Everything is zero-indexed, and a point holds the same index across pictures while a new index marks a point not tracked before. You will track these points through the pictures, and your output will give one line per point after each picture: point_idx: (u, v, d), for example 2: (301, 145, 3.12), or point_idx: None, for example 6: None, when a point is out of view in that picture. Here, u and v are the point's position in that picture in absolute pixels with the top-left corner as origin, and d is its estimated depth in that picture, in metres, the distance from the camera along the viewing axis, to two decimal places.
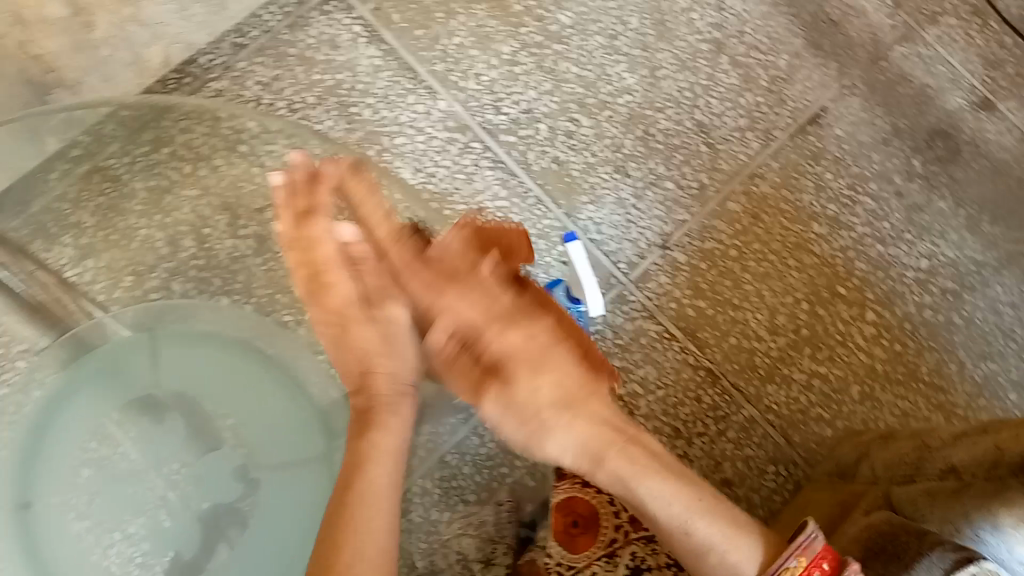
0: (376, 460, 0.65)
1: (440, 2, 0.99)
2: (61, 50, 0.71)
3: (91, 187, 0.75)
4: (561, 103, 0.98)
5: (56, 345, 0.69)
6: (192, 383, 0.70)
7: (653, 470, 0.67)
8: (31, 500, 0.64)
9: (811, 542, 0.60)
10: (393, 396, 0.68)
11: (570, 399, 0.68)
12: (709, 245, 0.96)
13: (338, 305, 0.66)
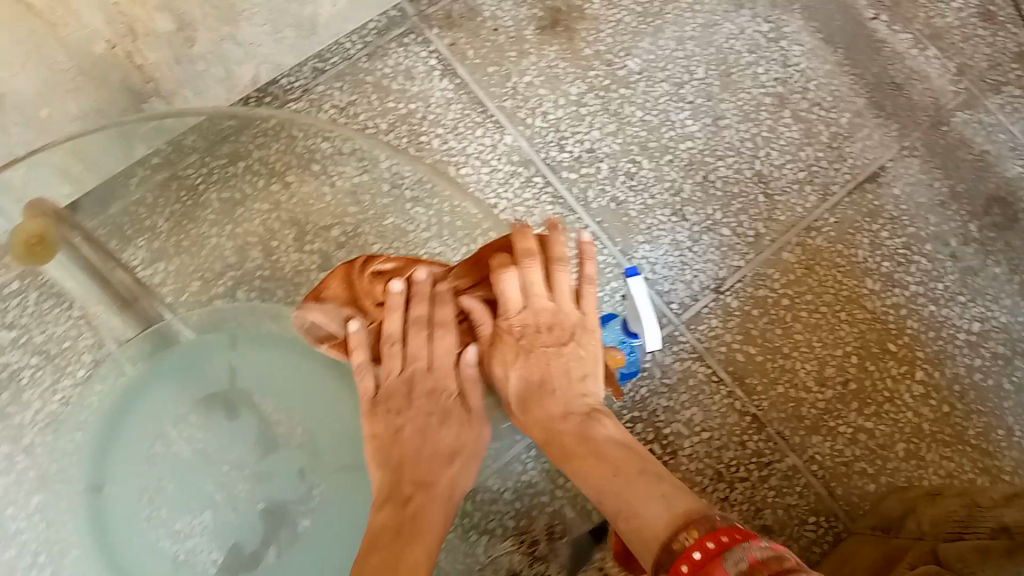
0: (416, 544, 0.58)
1: (514, 43, 1.03)
2: (161, 62, 0.75)
3: (168, 194, 0.86)
4: (624, 144, 1.01)
5: (141, 336, 0.73)
6: (259, 384, 0.71)
7: (605, 459, 0.62)
8: (100, 484, 0.67)
9: (711, 519, 0.52)
10: (432, 467, 0.63)
11: (548, 397, 0.65)
12: (762, 293, 0.97)
13: (399, 396, 0.64)
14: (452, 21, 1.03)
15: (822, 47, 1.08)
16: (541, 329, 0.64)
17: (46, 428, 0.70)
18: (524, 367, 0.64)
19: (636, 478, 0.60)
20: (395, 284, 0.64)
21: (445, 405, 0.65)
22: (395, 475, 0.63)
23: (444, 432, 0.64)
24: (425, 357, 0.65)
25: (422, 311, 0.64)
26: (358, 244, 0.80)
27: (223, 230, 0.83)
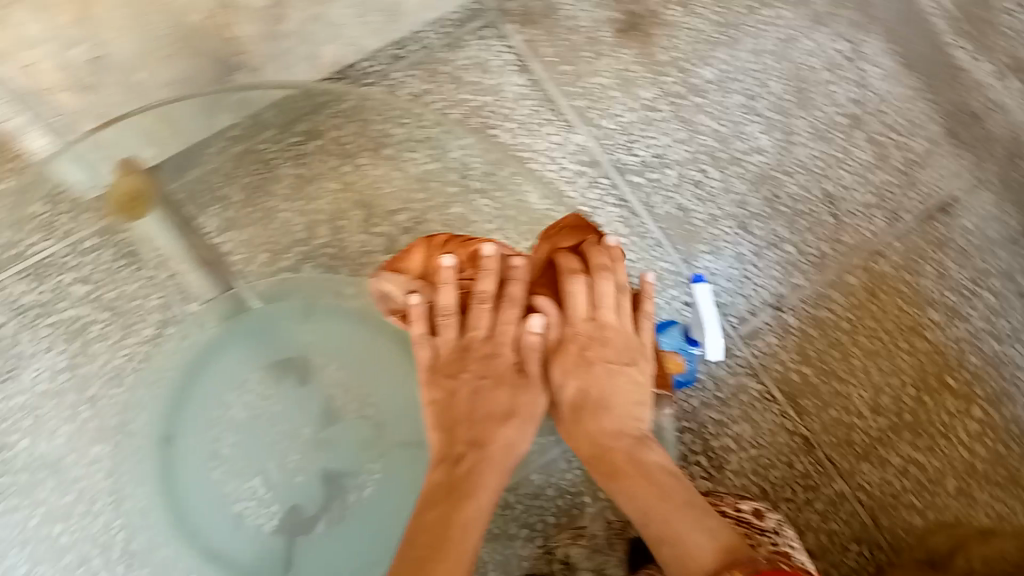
0: (469, 502, 0.59)
1: (590, 43, 1.04)
2: (253, 37, 0.77)
3: (243, 167, 0.82)
4: (693, 153, 1.00)
5: (218, 298, 0.76)
6: (329, 356, 0.74)
7: (657, 482, 0.61)
8: (174, 436, 0.71)
9: (756, 562, 0.55)
10: (485, 435, 0.63)
11: (606, 401, 0.64)
12: (822, 314, 0.96)
13: (455, 365, 0.64)
14: (531, 17, 1.04)
15: (902, 71, 1.06)
16: (606, 337, 0.65)
17: (111, 381, 0.74)
18: (585, 374, 0.64)
19: (689, 512, 0.60)
20: (450, 258, 0.64)
21: (500, 370, 0.64)
22: (450, 435, 0.63)
23: (498, 392, 0.64)
24: (485, 328, 0.65)
25: (488, 286, 0.64)
26: (423, 232, 0.79)
27: (296, 204, 0.81)
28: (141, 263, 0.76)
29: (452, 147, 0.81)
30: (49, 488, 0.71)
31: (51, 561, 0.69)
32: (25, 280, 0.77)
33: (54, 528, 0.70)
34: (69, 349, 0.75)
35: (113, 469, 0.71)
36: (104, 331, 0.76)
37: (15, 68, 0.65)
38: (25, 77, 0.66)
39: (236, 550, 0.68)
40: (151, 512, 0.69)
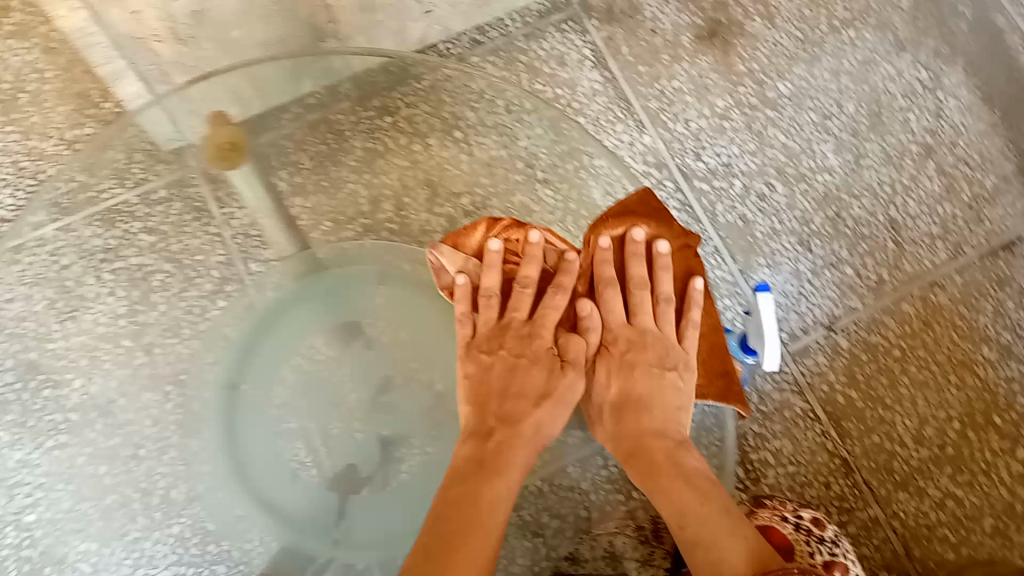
0: (501, 479, 0.61)
1: (669, 47, 1.04)
2: (348, 6, 0.79)
3: (314, 134, 0.82)
4: (761, 165, 1.00)
5: (295, 257, 0.81)
6: (389, 322, 0.78)
7: (689, 483, 0.62)
8: (238, 384, 0.76)
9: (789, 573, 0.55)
10: (520, 416, 0.63)
11: (641, 402, 0.64)
12: (874, 339, 0.96)
13: (494, 345, 0.65)
14: (612, 15, 1.05)
15: (980, 104, 1.05)
16: (649, 342, 0.65)
17: (168, 333, 0.77)
18: (622, 371, 0.65)
19: (720, 516, 0.60)
20: (496, 243, 0.65)
21: (538, 353, 0.64)
22: (482, 411, 0.64)
23: (533, 375, 0.64)
24: (526, 310, 0.65)
25: (532, 272, 0.65)
26: (484, 216, 0.81)
27: (361, 177, 0.83)
28: (209, 220, 0.80)
29: (522, 135, 0.81)
30: (99, 429, 0.74)
31: (94, 498, 0.72)
32: (94, 223, 0.78)
33: (100, 468, 0.73)
34: (128, 296, 0.78)
35: (160, 417, 0.74)
36: (166, 283, 0.79)
37: (121, 12, 0.68)
38: (129, 23, 0.70)
39: (292, 502, 0.73)
40: (197, 464, 0.74)
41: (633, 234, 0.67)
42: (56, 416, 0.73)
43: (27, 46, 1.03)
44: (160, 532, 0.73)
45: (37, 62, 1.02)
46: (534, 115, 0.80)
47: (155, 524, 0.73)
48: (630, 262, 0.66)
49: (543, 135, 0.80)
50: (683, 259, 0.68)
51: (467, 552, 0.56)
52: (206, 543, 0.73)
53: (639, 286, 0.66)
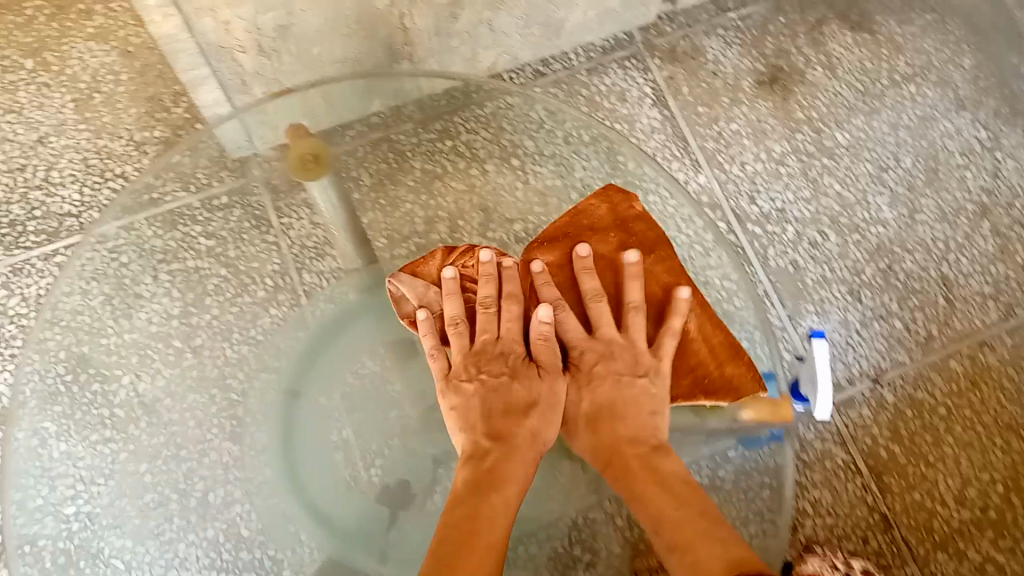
0: (497, 494, 0.60)
1: (730, 89, 1.05)
2: (424, 31, 0.81)
3: (376, 153, 0.86)
4: (815, 213, 1.01)
5: (365, 270, 0.84)
6: None
7: (668, 491, 0.60)
8: (299, 391, 0.76)
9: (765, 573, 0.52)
10: (501, 433, 0.62)
11: (614, 411, 0.63)
12: (920, 396, 0.95)
13: (470, 369, 0.64)
14: (676, 55, 1.06)
15: None
16: (614, 352, 0.64)
17: (218, 336, 0.80)
18: (594, 384, 0.64)
19: (695, 518, 0.58)
20: (450, 271, 0.67)
21: (516, 365, 0.64)
22: (474, 432, 0.63)
23: (515, 390, 0.63)
24: (492, 332, 0.65)
25: (488, 294, 0.66)
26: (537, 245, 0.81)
27: (419, 198, 0.88)
28: (268, 229, 0.87)
29: (578, 166, 0.83)
30: (143, 427, 0.76)
31: (132, 496, 0.74)
32: (155, 224, 0.82)
33: (140, 466, 0.74)
34: (182, 297, 0.82)
35: (203, 420, 0.76)
36: (219, 287, 0.83)
37: (212, 21, 0.69)
38: (217, 33, 0.71)
39: (343, 516, 0.72)
40: (235, 468, 0.74)
41: (579, 249, 0.67)
42: (102, 410, 0.76)
43: (107, 49, 1.08)
44: (196, 535, 0.74)
45: (115, 66, 1.07)
46: (591, 148, 0.82)
47: (190, 526, 0.74)
48: (582, 276, 0.66)
49: (598, 167, 0.81)
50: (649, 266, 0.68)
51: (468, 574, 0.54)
52: (237, 549, 0.74)
53: (597, 298, 0.65)
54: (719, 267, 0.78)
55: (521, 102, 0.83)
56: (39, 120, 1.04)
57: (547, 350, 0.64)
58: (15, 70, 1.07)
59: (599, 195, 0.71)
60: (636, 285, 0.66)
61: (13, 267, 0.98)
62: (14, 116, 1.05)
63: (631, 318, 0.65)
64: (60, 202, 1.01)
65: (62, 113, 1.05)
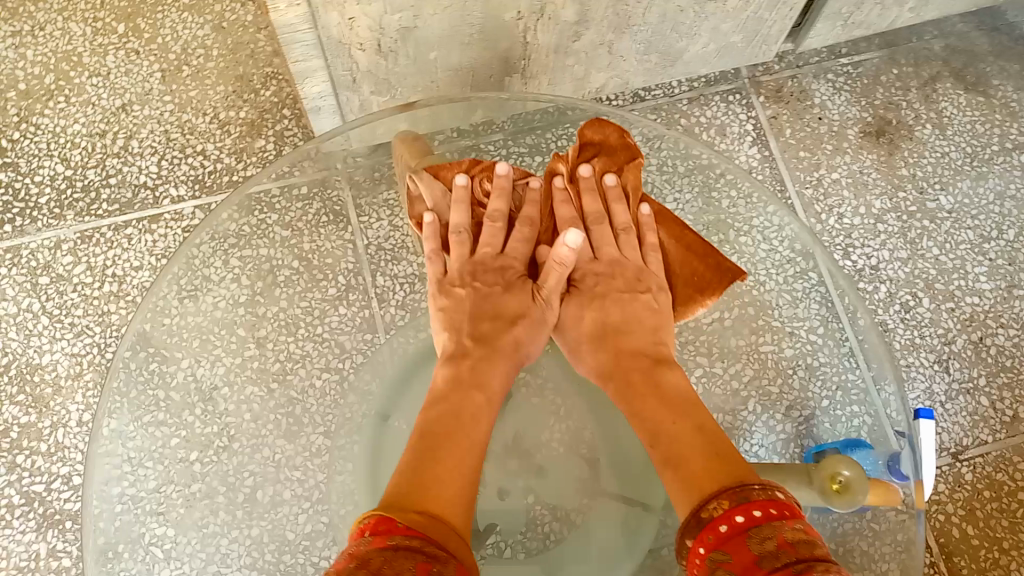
0: (479, 395, 0.58)
1: (833, 137, 1.01)
2: (543, 46, 0.78)
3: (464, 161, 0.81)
4: (910, 275, 0.96)
5: None
6: None
7: (660, 404, 0.58)
8: (390, 416, 0.71)
9: (748, 490, 0.48)
10: (492, 337, 0.61)
11: (611, 328, 0.63)
12: (1000, 478, 0.89)
13: (465, 277, 0.63)
14: (781, 95, 1.03)
15: None
16: (616, 273, 0.64)
17: (284, 329, 0.74)
18: (595, 302, 0.64)
19: (691, 432, 0.55)
20: (463, 177, 0.65)
21: (512, 280, 0.64)
22: (460, 336, 0.62)
23: (507, 302, 0.63)
24: (495, 245, 0.64)
25: (499, 208, 0.65)
26: None
27: None
28: (345, 225, 0.79)
29: (670, 195, 0.78)
30: (197, 414, 0.70)
31: (180, 484, 0.68)
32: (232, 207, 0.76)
33: (191, 453, 0.68)
34: (251, 286, 0.74)
35: (259, 414, 0.70)
36: (291, 279, 0.76)
37: (338, 17, 0.66)
38: (340, 28, 0.68)
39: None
40: (288, 468, 0.68)
41: (581, 170, 0.66)
42: (159, 391, 0.70)
43: (201, 22, 1.06)
44: (240, 532, 0.67)
45: (207, 39, 1.05)
46: (685, 179, 0.79)
47: (234, 522, 0.67)
48: (589, 196, 0.66)
49: (691, 201, 0.79)
50: (637, 184, 0.67)
51: (447, 464, 0.53)
52: (282, 552, 0.66)
53: (598, 219, 0.65)
54: (806, 319, 0.75)
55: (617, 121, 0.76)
56: (125, 87, 1.03)
57: (558, 271, 0.63)
58: (106, 32, 1.06)
59: (594, 125, 0.68)
60: (624, 206, 0.66)
61: (82, 233, 0.96)
62: (100, 80, 1.03)
63: (630, 240, 0.65)
64: (137, 171, 0.99)
65: (148, 82, 1.03)
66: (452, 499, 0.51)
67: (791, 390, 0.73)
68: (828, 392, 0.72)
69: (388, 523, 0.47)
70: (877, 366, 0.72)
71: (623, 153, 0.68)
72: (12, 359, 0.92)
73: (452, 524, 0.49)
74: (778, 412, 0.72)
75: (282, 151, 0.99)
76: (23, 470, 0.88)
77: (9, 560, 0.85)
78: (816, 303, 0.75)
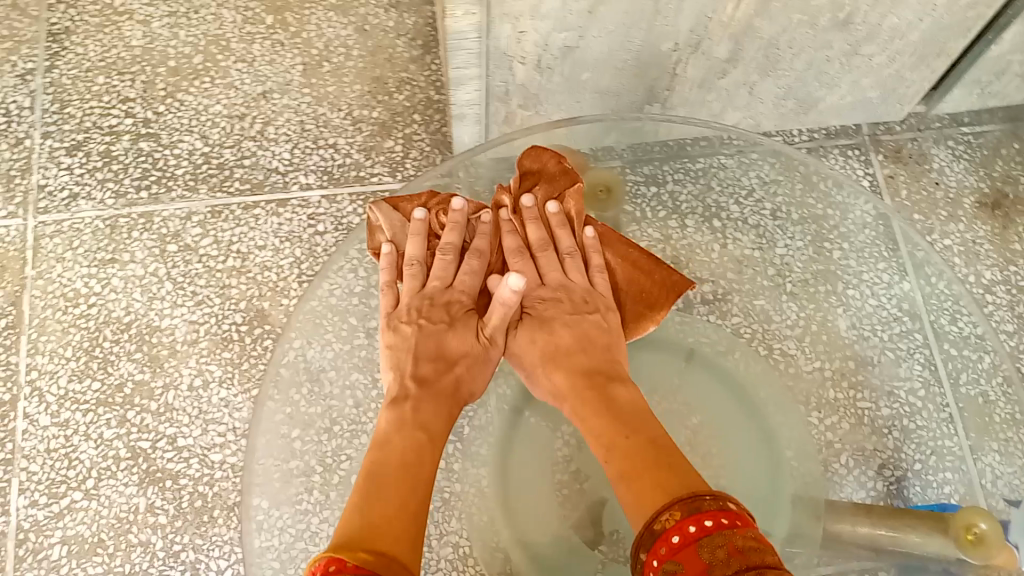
0: (423, 435, 0.60)
1: (949, 202, 1.02)
2: (690, 80, 0.81)
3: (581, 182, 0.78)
4: (1017, 349, 0.95)
5: None
6: (697, 407, 0.71)
7: (605, 427, 0.60)
8: (525, 409, 0.69)
9: (699, 500, 0.51)
10: (437, 374, 0.64)
11: (558, 351, 0.65)
12: None
13: (413, 312, 0.65)
14: (900, 156, 1.04)
15: None
16: (569, 300, 0.67)
17: None
18: (545, 327, 0.66)
19: (640, 450, 0.57)
20: (421, 211, 0.67)
21: (460, 314, 0.66)
22: (405, 375, 0.63)
23: (454, 337, 0.65)
24: (444, 280, 0.66)
25: (452, 241, 0.67)
26: (721, 308, 0.78)
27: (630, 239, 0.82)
28: None
29: (780, 241, 0.82)
30: (304, 393, 0.71)
31: (279, 458, 0.69)
32: None
33: (293, 430, 0.70)
34: (367, 277, 0.75)
35: (362, 402, 0.71)
36: None
37: (510, 30, 0.69)
38: (509, 40, 0.71)
39: (538, 541, 0.64)
40: None
41: (523, 201, 0.68)
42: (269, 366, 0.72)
43: (345, 22, 1.11)
44: (331, 513, 0.67)
45: (350, 39, 1.10)
46: (798, 227, 0.82)
47: (327, 503, 0.67)
48: (528, 225, 0.68)
49: (802, 249, 0.81)
50: (579, 210, 0.69)
51: (384, 504, 0.55)
52: None
53: (542, 248, 0.67)
54: (907, 379, 0.75)
55: (736, 166, 0.83)
56: (267, 75, 1.08)
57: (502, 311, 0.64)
58: (255, 22, 1.12)
59: (529, 154, 0.69)
60: (568, 232, 0.68)
61: (212, 209, 1.01)
62: (244, 66, 1.09)
63: (574, 264, 0.68)
64: (270, 156, 1.03)
65: (290, 73, 1.08)
66: (401, 535, 0.53)
67: (885, 448, 0.71)
68: (922, 455, 0.70)
69: (339, 563, 0.49)
70: (976, 437, 0.69)
71: (563, 179, 0.69)
72: (134, 318, 0.97)
73: (399, 560, 0.51)
74: (869, 470, 0.70)
75: (409, 154, 1.03)
76: (132, 426, 0.92)
77: (110, 508, 0.89)
78: (919, 364, 0.74)
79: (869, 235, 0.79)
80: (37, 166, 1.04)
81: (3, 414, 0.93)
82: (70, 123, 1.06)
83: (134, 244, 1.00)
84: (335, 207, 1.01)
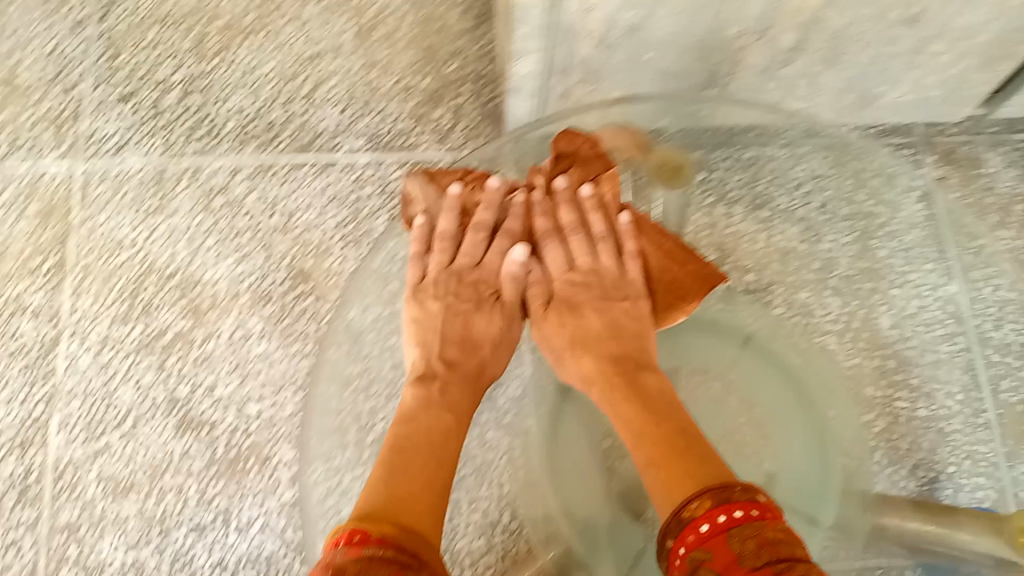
0: (446, 413, 0.61)
1: (999, 208, 1.01)
2: (753, 66, 0.81)
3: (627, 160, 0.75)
4: None
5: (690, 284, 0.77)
6: (750, 391, 0.70)
7: (632, 415, 0.60)
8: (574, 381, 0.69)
9: (730, 490, 0.51)
10: (460, 353, 0.64)
11: (587, 336, 0.65)
12: None
13: (441, 289, 0.65)
14: (952, 158, 1.03)
15: None
16: (599, 285, 0.65)
17: None
18: (574, 312, 0.65)
19: (669, 438, 0.57)
20: (457, 185, 0.64)
21: (488, 294, 0.65)
22: (430, 352, 0.64)
23: (480, 318, 0.65)
24: (474, 259, 0.65)
25: (485, 218, 0.64)
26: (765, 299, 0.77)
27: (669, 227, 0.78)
28: None
29: (826, 236, 0.78)
30: (342, 351, 0.70)
31: (319, 413, 0.69)
32: None
33: (330, 387, 0.69)
34: None
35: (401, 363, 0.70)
36: None
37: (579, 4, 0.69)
38: (576, 15, 0.71)
39: (581, 511, 0.64)
40: None
41: (556, 182, 0.65)
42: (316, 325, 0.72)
43: None
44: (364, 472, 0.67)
45: (402, 7, 1.09)
46: (846, 222, 0.77)
47: (360, 461, 0.67)
48: (561, 207, 0.65)
49: (848, 245, 0.77)
50: (616, 193, 0.66)
51: (407, 479, 0.55)
52: None
53: (574, 233, 0.65)
54: (946, 382, 0.75)
55: (786, 157, 0.78)
56: (320, 37, 1.07)
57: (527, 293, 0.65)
58: None
59: (567, 134, 0.65)
60: (602, 217, 0.65)
61: (260, 165, 1.02)
62: (297, 26, 1.08)
63: (606, 250, 0.65)
64: (320, 117, 1.04)
65: (342, 36, 1.08)
66: (422, 511, 0.54)
67: (921, 451, 0.75)
68: (959, 459, 0.73)
69: (363, 535, 0.50)
70: (1013, 445, 0.68)
71: (600, 160, 0.66)
72: (177, 268, 0.97)
73: (422, 534, 0.52)
74: (902, 470, 0.72)
75: (458, 124, 1.03)
76: (171, 373, 0.93)
77: (146, 452, 0.90)
78: (959, 369, 0.74)
79: (917, 235, 0.75)
80: (88, 112, 1.04)
81: (46, 354, 0.94)
82: (122, 72, 1.06)
83: (181, 195, 1.01)
84: (382, 171, 1.01)
